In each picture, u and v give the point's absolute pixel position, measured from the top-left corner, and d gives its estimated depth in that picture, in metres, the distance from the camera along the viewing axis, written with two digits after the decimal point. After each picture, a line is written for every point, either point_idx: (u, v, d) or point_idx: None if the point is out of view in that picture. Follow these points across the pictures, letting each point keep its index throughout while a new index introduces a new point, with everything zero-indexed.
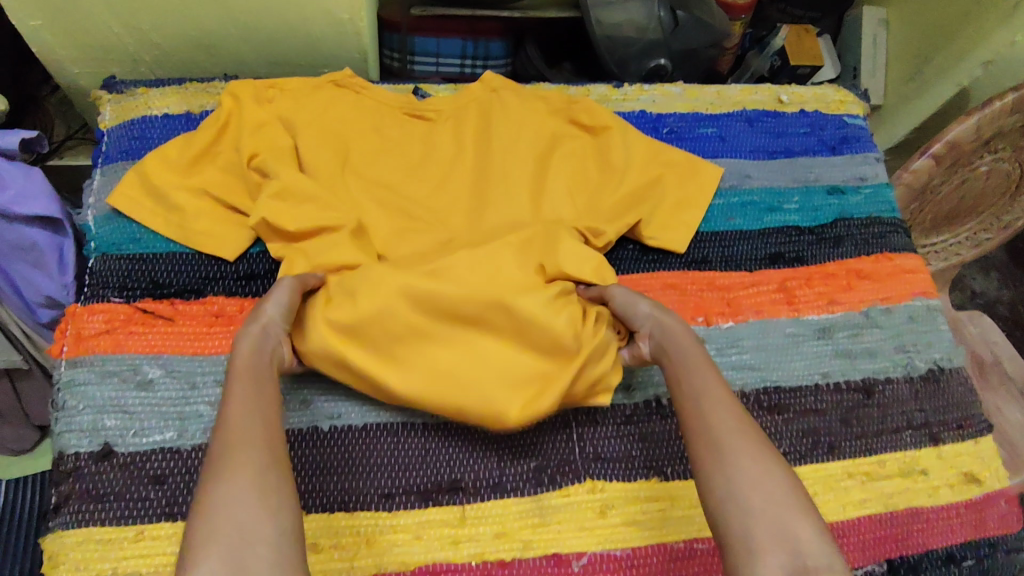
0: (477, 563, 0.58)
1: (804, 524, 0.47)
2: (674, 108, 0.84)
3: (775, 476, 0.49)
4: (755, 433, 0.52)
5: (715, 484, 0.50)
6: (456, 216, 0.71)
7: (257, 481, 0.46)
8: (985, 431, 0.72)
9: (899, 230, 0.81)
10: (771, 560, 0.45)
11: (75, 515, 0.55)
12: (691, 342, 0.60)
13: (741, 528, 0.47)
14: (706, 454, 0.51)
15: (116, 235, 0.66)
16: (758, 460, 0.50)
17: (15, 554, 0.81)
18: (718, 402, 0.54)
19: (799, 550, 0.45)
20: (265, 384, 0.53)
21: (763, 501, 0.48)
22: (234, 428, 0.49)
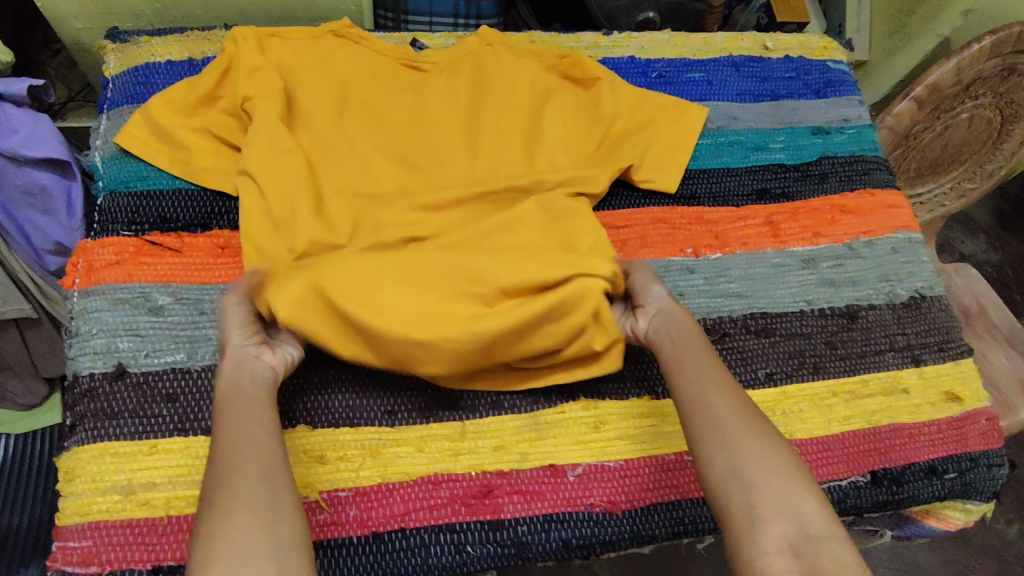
0: (477, 473, 0.60)
1: (804, 496, 0.51)
2: (662, 53, 0.86)
3: (775, 451, 0.53)
4: (751, 412, 0.56)
5: (718, 462, 0.53)
6: (452, 155, 0.73)
7: (250, 501, 0.47)
8: (966, 354, 0.75)
9: (882, 167, 0.83)
10: (774, 530, 0.49)
11: (90, 432, 0.57)
12: (685, 329, 0.63)
13: (745, 503, 0.51)
14: (705, 435, 0.55)
15: (123, 174, 0.68)
16: (757, 438, 0.54)
17: (36, 500, 0.79)
18: (714, 383, 0.58)
19: (802, 519, 0.49)
20: (258, 406, 0.54)
21: (764, 475, 0.51)
22: (228, 452, 0.50)
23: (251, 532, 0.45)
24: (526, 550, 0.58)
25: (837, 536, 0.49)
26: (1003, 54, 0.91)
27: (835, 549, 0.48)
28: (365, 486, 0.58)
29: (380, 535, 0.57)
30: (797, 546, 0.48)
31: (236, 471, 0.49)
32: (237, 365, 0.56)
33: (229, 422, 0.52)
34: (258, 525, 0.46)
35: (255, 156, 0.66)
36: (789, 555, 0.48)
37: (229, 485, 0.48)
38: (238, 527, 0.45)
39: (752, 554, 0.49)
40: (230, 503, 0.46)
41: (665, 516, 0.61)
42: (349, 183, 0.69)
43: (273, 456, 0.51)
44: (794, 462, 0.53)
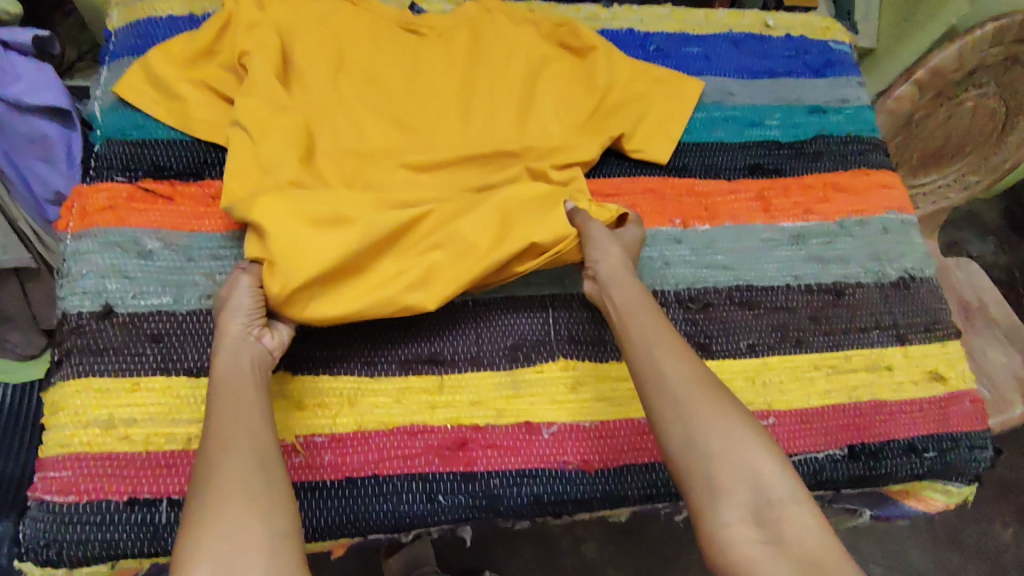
0: (453, 427, 0.61)
1: (763, 459, 0.49)
2: (661, 27, 0.86)
3: (733, 415, 0.52)
4: (704, 376, 0.54)
5: (673, 432, 0.52)
6: (446, 116, 0.73)
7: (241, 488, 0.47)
8: (953, 336, 0.75)
9: (878, 149, 0.83)
10: (735, 499, 0.48)
11: (76, 367, 0.58)
12: (635, 292, 0.61)
13: (705, 475, 0.50)
14: (661, 407, 0.53)
15: (120, 122, 0.69)
16: (714, 405, 0.52)
17: (20, 453, 0.78)
18: (665, 349, 0.56)
19: (762, 485, 0.48)
20: (251, 394, 0.54)
21: (722, 445, 0.50)
22: (220, 438, 0.50)
23: (245, 527, 0.45)
24: (497, 503, 0.59)
25: (800, 499, 0.48)
26: (1007, 41, 0.90)
27: (797, 515, 0.47)
28: (342, 433, 0.59)
29: (354, 480, 0.58)
30: (757, 515, 0.47)
31: (234, 460, 0.49)
32: (234, 349, 0.56)
33: (227, 408, 0.52)
34: (254, 516, 0.46)
35: (247, 108, 0.67)
36: (750, 524, 0.47)
37: (226, 475, 0.48)
38: (234, 519, 0.45)
39: (715, 527, 0.48)
40: (224, 495, 0.46)
41: (637, 478, 0.62)
42: (340, 141, 0.69)
43: (268, 444, 0.51)
44: (752, 422, 0.52)
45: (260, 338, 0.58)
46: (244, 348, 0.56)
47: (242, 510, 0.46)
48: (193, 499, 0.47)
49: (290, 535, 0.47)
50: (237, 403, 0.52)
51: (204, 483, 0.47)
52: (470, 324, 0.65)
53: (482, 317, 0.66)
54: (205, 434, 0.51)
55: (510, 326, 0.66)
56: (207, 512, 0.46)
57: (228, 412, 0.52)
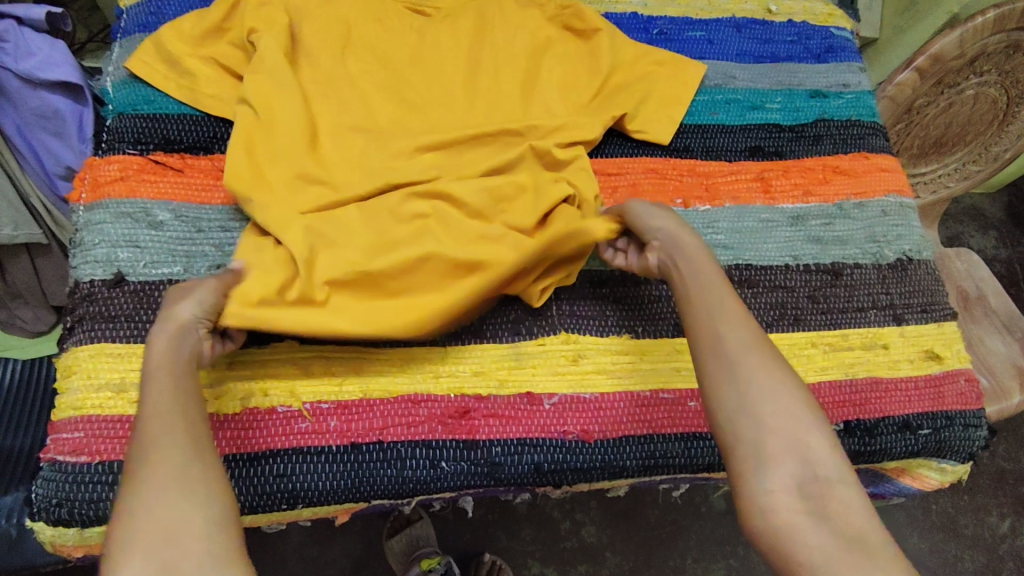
0: (456, 396, 0.62)
1: (814, 436, 0.49)
2: (665, 11, 0.87)
3: (788, 387, 0.51)
4: (765, 346, 0.53)
5: (729, 394, 0.51)
6: (451, 94, 0.74)
7: (176, 479, 0.45)
8: (949, 317, 0.75)
9: (878, 133, 0.84)
10: (781, 469, 0.48)
11: (88, 333, 0.60)
12: (698, 252, 0.59)
13: (753, 444, 0.49)
14: (715, 367, 0.53)
15: (131, 97, 0.71)
16: (771, 376, 0.51)
17: (28, 428, 0.76)
18: (727, 316, 0.55)
19: (810, 462, 0.48)
20: (178, 370, 0.51)
21: (774, 416, 0.50)
22: (154, 427, 0.47)
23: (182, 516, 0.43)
24: (498, 470, 0.61)
25: (846, 479, 0.48)
26: (1007, 29, 0.91)
27: (843, 494, 0.47)
28: (348, 400, 0.61)
29: (358, 445, 0.60)
30: (803, 488, 0.47)
31: (165, 446, 0.47)
32: (173, 337, 0.53)
33: (155, 388, 0.49)
34: (190, 504, 0.44)
35: (256, 84, 0.68)
36: (795, 494, 0.47)
37: (157, 462, 0.46)
38: (168, 511, 0.43)
39: (756, 491, 0.48)
40: (159, 485, 0.45)
41: (636, 449, 0.63)
42: (346, 117, 0.70)
43: (203, 428, 0.49)
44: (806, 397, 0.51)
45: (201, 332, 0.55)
46: (186, 339, 0.53)
47: (177, 499, 0.44)
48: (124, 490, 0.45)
49: (227, 521, 0.45)
50: (172, 391, 0.50)
51: (133, 473, 0.45)
52: None
53: None
54: (137, 418, 0.49)
55: (512, 301, 0.67)
56: (141, 503, 0.44)
57: (163, 399, 0.49)
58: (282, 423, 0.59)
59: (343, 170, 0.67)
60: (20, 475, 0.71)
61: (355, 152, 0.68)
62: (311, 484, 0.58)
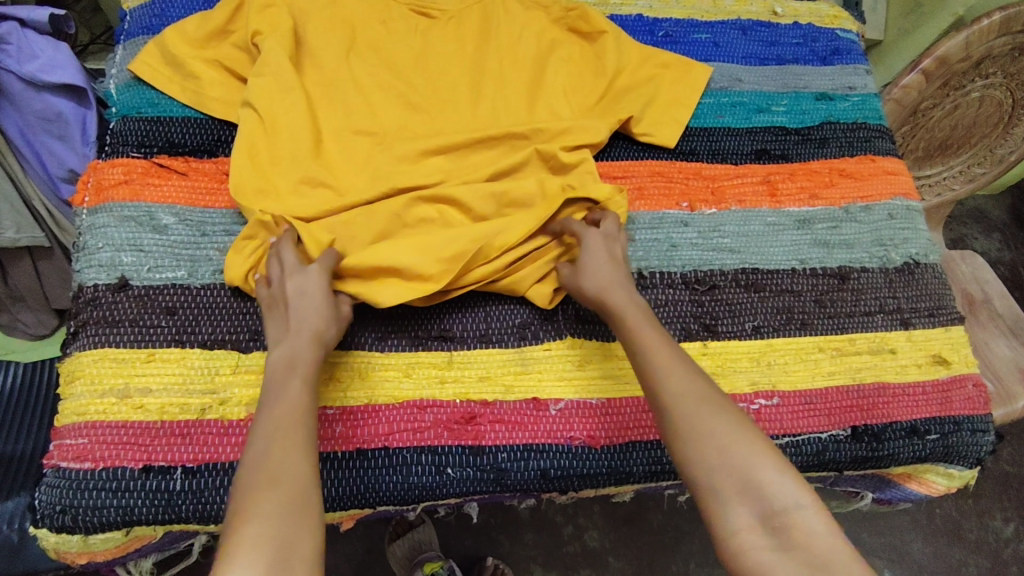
0: (461, 402, 0.62)
1: (764, 466, 0.48)
2: (670, 14, 0.87)
3: (732, 426, 0.50)
4: (701, 385, 0.52)
5: (680, 447, 0.50)
6: (456, 97, 0.74)
7: (287, 482, 0.45)
8: (956, 321, 0.75)
9: (884, 136, 0.83)
10: (739, 510, 0.47)
11: (92, 338, 0.59)
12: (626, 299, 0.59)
13: (707, 490, 0.48)
14: (660, 421, 0.53)
15: (135, 100, 0.70)
16: (711, 417, 0.50)
17: (29, 432, 0.75)
18: (663, 362, 0.54)
19: (765, 496, 0.46)
20: (309, 382, 0.53)
21: (719, 457, 0.49)
22: (278, 429, 0.48)
23: (298, 535, 0.43)
24: (504, 476, 0.61)
25: (805, 503, 0.46)
26: (1013, 32, 0.90)
27: (805, 519, 0.45)
28: (353, 406, 0.60)
29: (364, 451, 0.59)
30: (764, 523, 0.46)
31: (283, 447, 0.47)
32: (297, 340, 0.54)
33: (293, 395, 0.51)
34: (309, 524, 0.44)
35: (260, 87, 0.68)
36: (758, 530, 0.46)
37: (285, 472, 0.46)
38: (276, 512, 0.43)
39: (724, 538, 0.47)
40: (287, 496, 0.44)
41: (643, 455, 0.63)
42: (350, 120, 0.70)
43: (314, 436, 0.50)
44: (751, 428, 0.50)
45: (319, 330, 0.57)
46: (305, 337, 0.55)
47: (298, 516, 0.44)
48: (246, 490, 0.45)
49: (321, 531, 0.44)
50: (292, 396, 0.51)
51: (258, 475, 0.45)
52: (479, 303, 0.66)
53: (492, 295, 0.67)
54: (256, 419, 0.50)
55: (518, 306, 0.67)
56: (269, 510, 0.43)
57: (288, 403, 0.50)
58: None
59: (348, 174, 0.67)
60: (21, 481, 0.71)
61: (360, 155, 0.68)
62: (316, 491, 0.58)
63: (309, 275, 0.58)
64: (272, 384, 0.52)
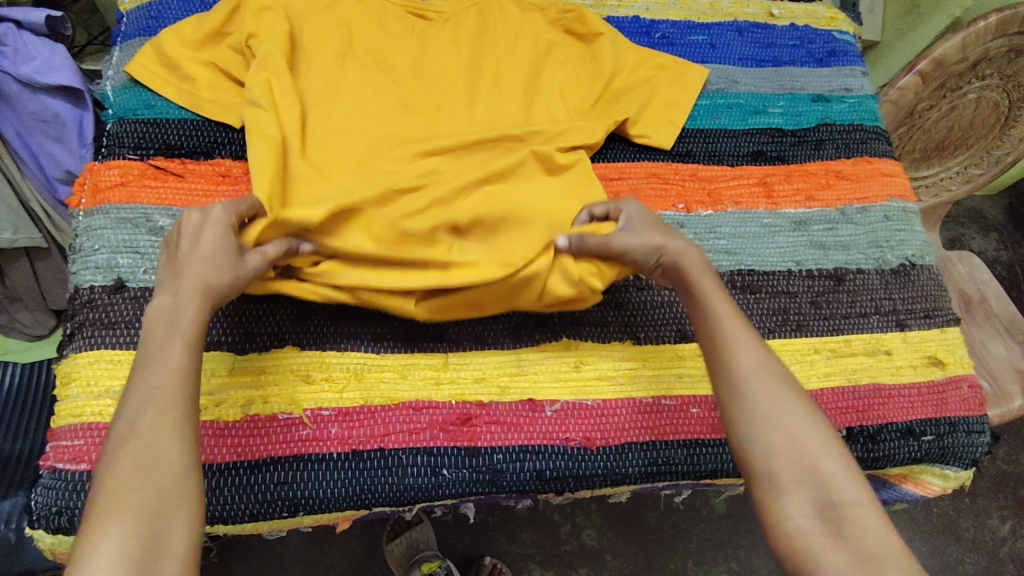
0: (456, 403, 0.62)
1: (829, 458, 0.48)
2: (667, 15, 0.87)
3: (802, 415, 0.50)
4: (777, 369, 0.52)
5: (745, 424, 0.50)
6: (453, 99, 0.74)
7: (143, 464, 0.43)
8: (952, 322, 0.75)
9: (881, 137, 0.83)
10: (796, 496, 0.47)
11: (88, 339, 0.59)
12: (707, 279, 0.58)
13: (765, 471, 0.48)
14: (727, 394, 0.52)
15: (132, 101, 0.70)
16: (781, 401, 0.50)
17: (27, 432, 0.75)
18: (742, 341, 0.54)
19: (825, 488, 0.47)
20: (191, 346, 0.49)
21: (784, 442, 0.49)
22: (143, 400, 0.45)
23: (168, 529, 0.41)
24: (500, 477, 0.61)
25: (864, 501, 0.46)
26: (1010, 33, 0.90)
27: (862, 516, 0.46)
28: (348, 407, 0.60)
29: (360, 452, 0.59)
30: (821, 514, 0.46)
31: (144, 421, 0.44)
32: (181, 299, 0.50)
33: (174, 361, 0.48)
34: (178, 510, 0.42)
35: (255, 89, 0.68)
36: (813, 518, 0.46)
37: (160, 456, 0.43)
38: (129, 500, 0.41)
39: (775, 519, 0.47)
40: (154, 484, 0.42)
41: (639, 456, 0.63)
42: (346, 123, 0.70)
43: (185, 402, 0.46)
44: (819, 421, 0.50)
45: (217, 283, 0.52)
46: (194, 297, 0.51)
47: (170, 509, 0.42)
48: (114, 472, 0.42)
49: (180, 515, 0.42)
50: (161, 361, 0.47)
51: (126, 454, 0.43)
52: None
53: None
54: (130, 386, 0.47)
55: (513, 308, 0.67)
56: (131, 499, 0.41)
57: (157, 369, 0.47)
58: (283, 430, 0.59)
59: (344, 176, 0.67)
60: (18, 481, 0.71)
61: (356, 157, 0.68)
62: (311, 492, 0.58)
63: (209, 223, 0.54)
64: (150, 342, 0.49)
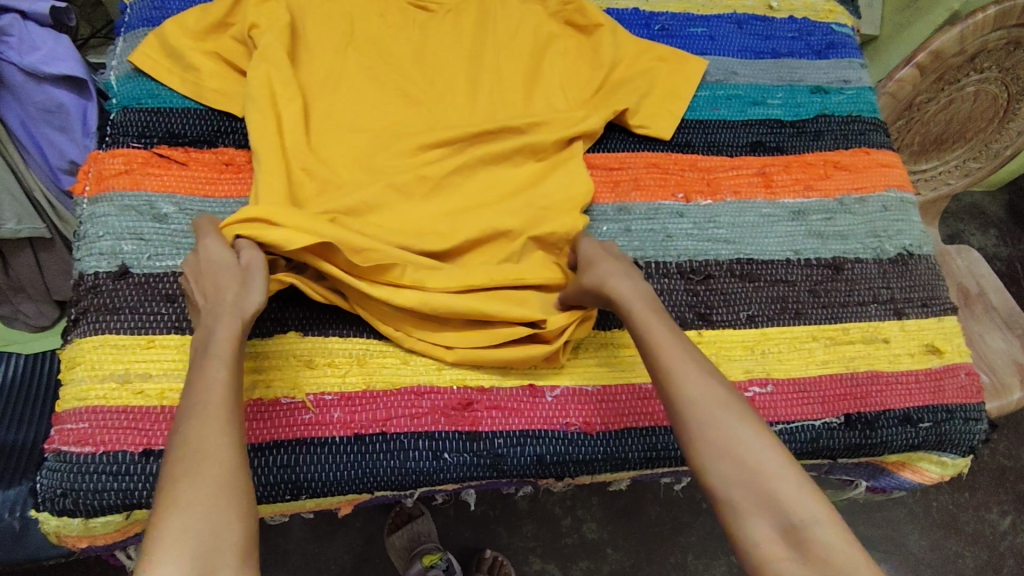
0: (458, 388, 0.63)
1: (782, 478, 0.46)
2: (666, 7, 0.88)
3: (750, 434, 0.48)
4: (719, 389, 0.51)
5: (696, 455, 0.49)
6: (454, 89, 0.74)
7: (197, 473, 0.43)
8: (949, 311, 0.76)
9: (879, 129, 0.84)
10: (755, 521, 0.46)
11: (92, 325, 0.60)
12: (642, 306, 0.58)
13: (724, 501, 0.47)
14: (677, 427, 0.51)
15: (135, 90, 0.71)
16: (729, 426, 0.49)
17: (32, 421, 0.76)
18: (681, 365, 0.52)
19: (784, 509, 0.45)
20: (230, 359, 0.50)
21: (735, 468, 0.47)
22: (191, 412, 0.47)
23: (227, 525, 0.42)
24: (500, 462, 0.61)
25: (823, 517, 0.44)
26: (1007, 26, 0.91)
27: (825, 534, 0.44)
28: (351, 392, 0.61)
29: (362, 437, 0.60)
30: (785, 537, 0.44)
31: (193, 429, 0.46)
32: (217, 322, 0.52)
33: (214, 373, 0.49)
34: (233, 510, 0.43)
35: (257, 79, 0.68)
36: (778, 543, 0.44)
37: (208, 458, 0.44)
38: (188, 505, 0.42)
39: (743, 549, 0.46)
40: (208, 483, 0.43)
41: (639, 441, 0.64)
42: (347, 112, 0.70)
43: (233, 411, 0.48)
44: (769, 437, 0.49)
45: (241, 299, 0.54)
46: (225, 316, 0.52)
47: (224, 509, 0.43)
48: (166, 480, 0.43)
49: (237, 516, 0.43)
50: (204, 378, 0.49)
51: (178, 463, 0.44)
52: None
53: None
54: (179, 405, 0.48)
55: None
56: (188, 502, 0.42)
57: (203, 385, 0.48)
58: (286, 414, 0.59)
59: (345, 165, 0.67)
60: (23, 469, 0.71)
61: (357, 146, 0.68)
62: (314, 475, 0.58)
63: (215, 258, 0.56)
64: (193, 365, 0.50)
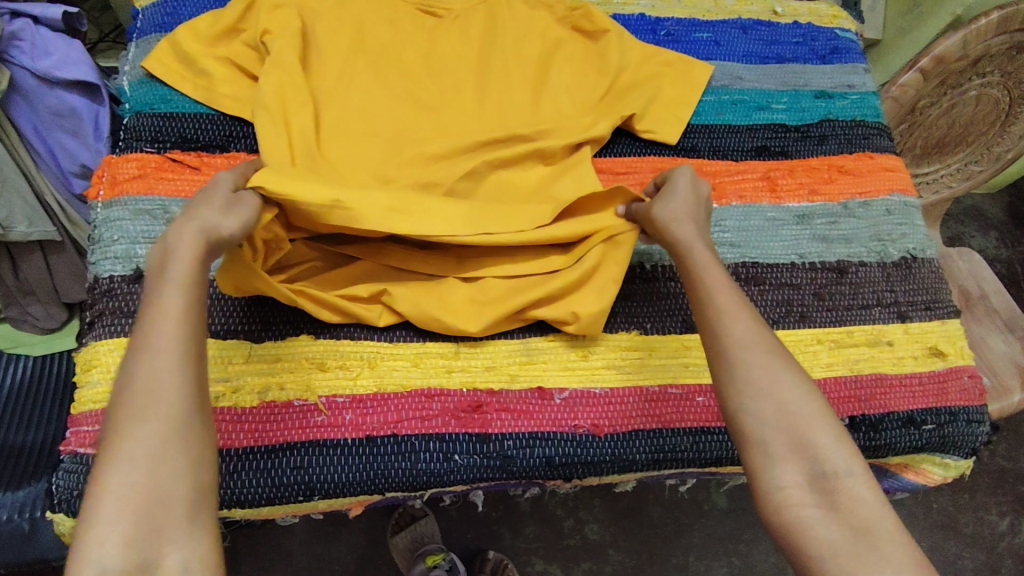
0: (467, 391, 0.64)
1: (821, 430, 0.50)
2: (672, 13, 0.89)
3: (794, 383, 0.51)
4: (768, 339, 0.54)
5: (736, 395, 0.52)
6: (463, 94, 0.75)
7: (148, 415, 0.43)
8: (952, 314, 0.77)
9: (882, 133, 0.85)
10: (788, 465, 0.49)
11: (108, 328, 0.61)
12: (704, 252, 0.60)
13: (758, 442, 0.50)
14: (720, 367, 0.54)
15: (148, 96, 0.72)
16: (773, 371, 0.52)
17: (46, 420, 0.77)
18: (732, 312, 0.55)
19: (818, 458, 0.49)
20: (188, 283, 0.48)
21: (775, 412, 0.50)
22: (142, 345, 0.45)
23: (174, 478, 0.42)
24: (510, 463, 0.62)
25: (856, 472, 0.48)
26: (1010, 31, 0.91)
27: (855, 487, 0.48)
28: (362, 394, 0.62)
29: (373, 439, 0.61)
30: (813, 484, 0.48)
31: (144, 364, 0.44)
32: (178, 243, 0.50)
33: (168, 305, 0.47)
34: (186, 458, 0.43)
35: (269, 85, 0.69)
36: (806, 489, 0.48)
37: (157, 401, 0.44)
38: (137, 449, 0.42)
39: (769, 490, 0.49)
40: (161, 427, 0.43)
41: (645, 443, 0.64)
42: (358, 117, 0.71)
43: (185, 345, 0.46)
44: (811, 390, 0.52)
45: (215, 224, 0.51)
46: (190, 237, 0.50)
47: (172, 458, 0.43)
48: (116, 417, 0.43)
49: (184, 464, 0.43)
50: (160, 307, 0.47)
51: (128, 403, 0.44)
52: None
53: None
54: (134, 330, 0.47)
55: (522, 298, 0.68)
56: (137, 445, 0.42)
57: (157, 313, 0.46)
58: (299, 416, 0.60)
59: (356, 171, 0.68)
60: (36, 467, 0.72)
61: (368, 151, 0.69)
62: (325, 476, 0.59)
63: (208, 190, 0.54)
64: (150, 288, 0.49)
